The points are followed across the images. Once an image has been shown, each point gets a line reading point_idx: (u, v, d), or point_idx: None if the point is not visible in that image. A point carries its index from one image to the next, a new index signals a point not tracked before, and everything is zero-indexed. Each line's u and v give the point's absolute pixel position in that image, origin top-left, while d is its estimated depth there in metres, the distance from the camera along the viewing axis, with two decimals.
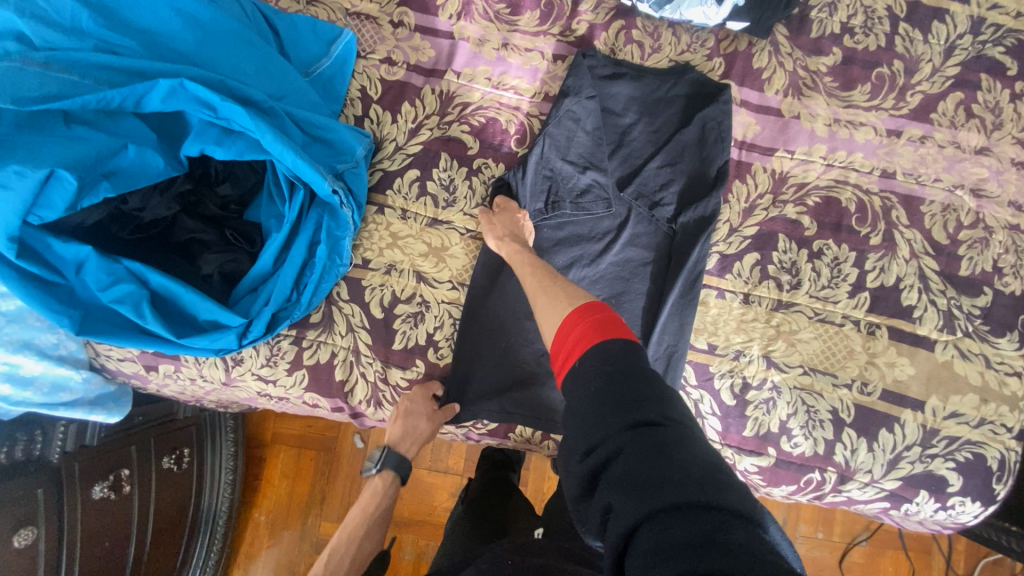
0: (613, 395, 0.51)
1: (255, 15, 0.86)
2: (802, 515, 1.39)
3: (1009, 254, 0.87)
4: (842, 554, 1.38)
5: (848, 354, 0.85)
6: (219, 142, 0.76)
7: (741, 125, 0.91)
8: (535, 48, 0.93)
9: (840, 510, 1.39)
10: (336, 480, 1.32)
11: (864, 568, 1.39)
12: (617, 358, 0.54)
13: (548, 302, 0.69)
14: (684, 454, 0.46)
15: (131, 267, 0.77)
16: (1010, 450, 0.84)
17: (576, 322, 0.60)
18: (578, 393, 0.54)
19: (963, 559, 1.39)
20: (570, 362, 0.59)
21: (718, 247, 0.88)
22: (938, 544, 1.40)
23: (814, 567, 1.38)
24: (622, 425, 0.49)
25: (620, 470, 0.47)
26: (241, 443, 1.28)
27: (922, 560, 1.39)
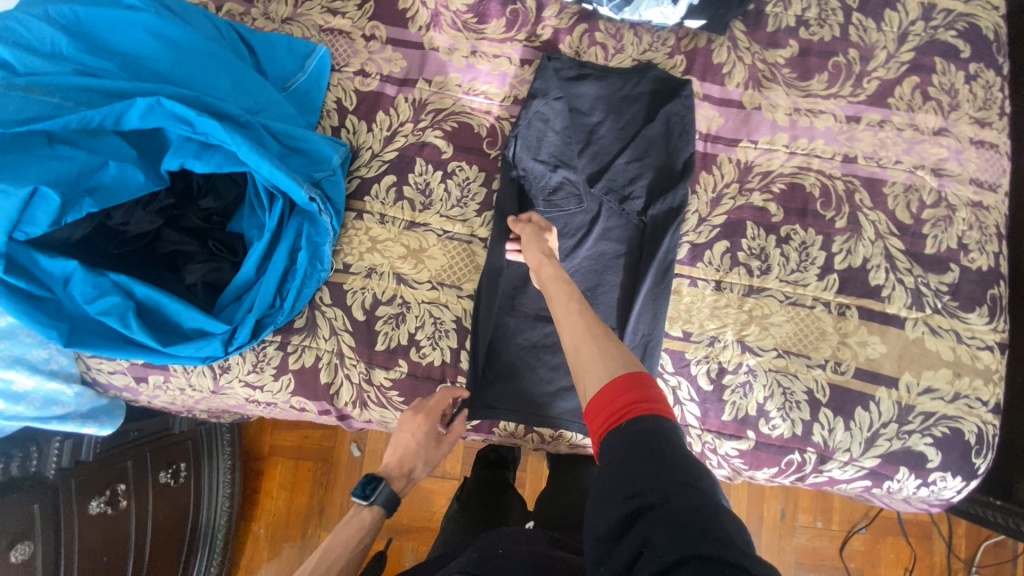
0: (663, 453, 0.52)
1: (231, 35, 0.90)
2: (800, 504, 1.39)
3: (973, 230, 0.89)
4: (842, 543, 1.38)
5: (821, 335, 0.87)
6: (198, 156, 0.79)
7: (705, 118, 0.94)
8: (502, 54, 0.97)
9: (837, 498, 1.39)
10: (335, 490, 1.32)
11: (865, 556, 1.38)
12: (669, 427, 0.55)
13: (594, 354, 0.65)
14: (727, 522, 0.47)
15: (117, 280, 0.80)
16: (988, 423, 0.85)
17: (629, 388, 0.58)
18: (624, 444, 0.54)
19: (964, 544, 1.38)
20: (618, 423, 0.57)
21: (689, 236, 0.91)
22: (939, 529, 1.39)
23: (816, 557, 1.37)
24: (673, 480, 0.50)
25: (664, 514, 0.47)
26: (237, 457, 1.29)
27: (923, 545, 1.38)
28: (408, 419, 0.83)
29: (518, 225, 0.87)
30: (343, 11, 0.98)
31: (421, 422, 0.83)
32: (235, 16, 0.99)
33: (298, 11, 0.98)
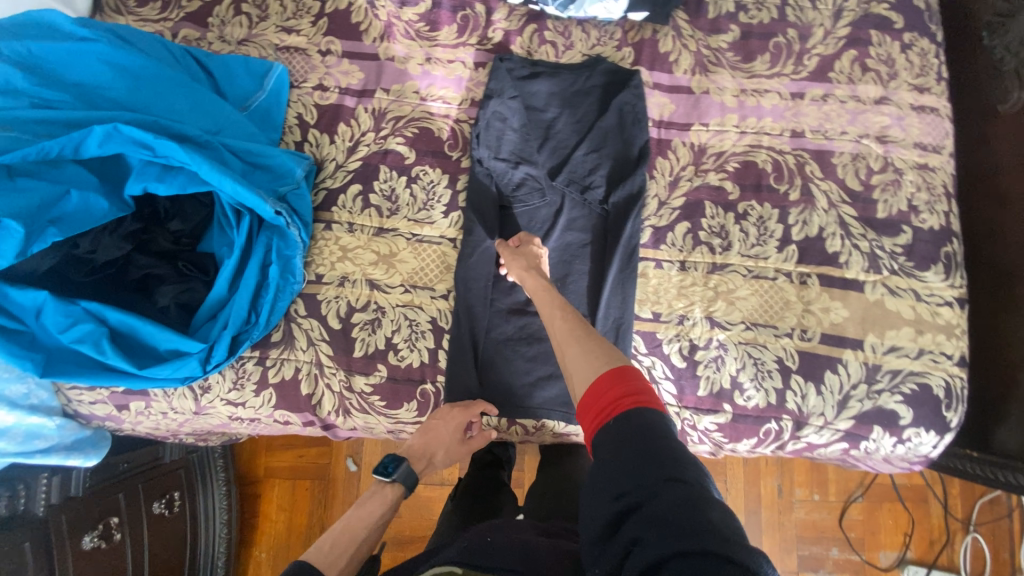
0: (649, 449, 0.52)
1: (188, 60, 0.92)
2: (795, 478, 1.33)
3: (922, 192, 0.93)
4: (841, 514, 1.32)
5: (785, 305, 0.89)
6: (160, 179, 0.81)
7: (657, 105, 0.97)
8: (456, 59, 1.00)
9: (832, 468, 1.33)
10: (333, 508, 1.32)
11: (865, 525, 1.32)
12: (655, 423, 0.55)
13: (575, 351, 0.68)
14: (712, 511, 0.47)
15: (88, 307, 0.80)
16: (954, 376, 0.88)
17: (614, 384, 0.59)
18: (612, 443, 0.55)
19: (960, 503, 1.32)
20: (607, 421, 0.58)
21: (650, 221, 0.93)
22: (935, 491, 1.32)
23: (816, 531, 1.31)
24: (659, 475, 0.50)
25: (653, 511, 0.48)
26: (233, 481, 1.26)
27: (920, 510, 1.32)
28: (444, 409, 0.87)
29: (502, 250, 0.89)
30: (298, 29, 1.01)
31: (457, 414, 0.86)
32: (192, 41, 1.01)
33: (253, 32, 1.01)
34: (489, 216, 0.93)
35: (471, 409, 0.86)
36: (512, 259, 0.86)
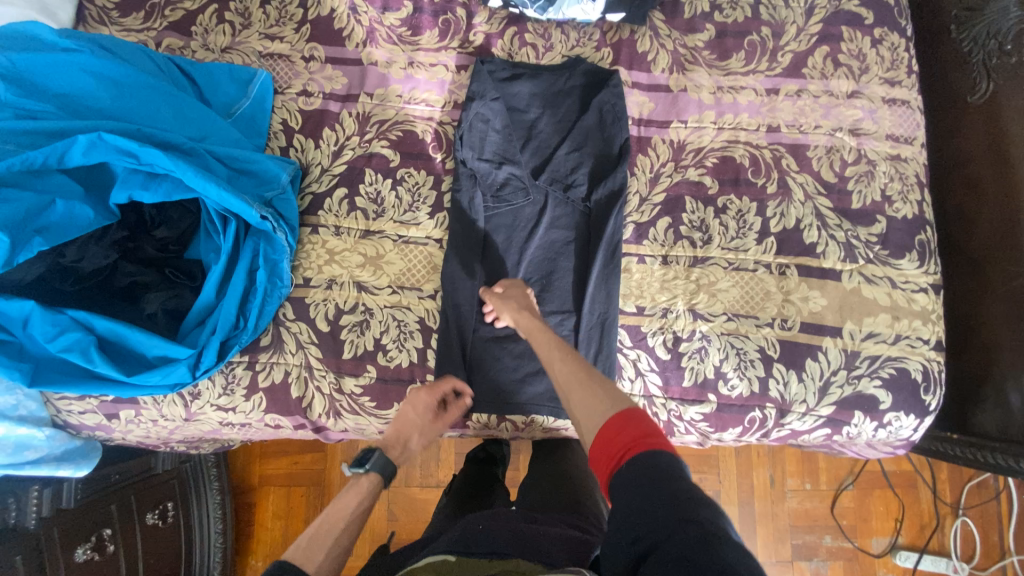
0: (661, 490, 0.51)
1: (170, 69, 0.93)
2: (786, 467, 1.33)
3: (895, 181, 0.95)
4: (832, 502, 1.32)
5: (766, 296, 0.91)
6: (145, 187, 0.81)
7: (637, 104, 0.99)
8: (439, 62, 1.01)
9: (823, 457, 1.34)
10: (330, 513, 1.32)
11: (855, 512, 1.33)
12: (665, 464, 0.53)
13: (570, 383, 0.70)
14: (729, 551, 0.45)
15: (76, 316, 0.81)
16: (931, 360, 0.90)
17: (621, 427, 0.59)
18: (625, 486, 0.54)
19: (949, 488, 1.34)
20: (619, 465, 0.57)
21: (633, 217, 0.95)
22: (923, 477, 1.34)
23: (809, 520, 1.32)
24: (672, 516, 0.48)
25: (667, 553, 0.46)
26: (227, 490, 1.27)
27: (910, 495, 1.33)
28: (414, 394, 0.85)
29: (489, 298, 0.88)
30: (281, 36, 1.02)
31: (424, 397, 0.84)
32: (175, 50, 1.02)
33: (236, 40, 1.02)
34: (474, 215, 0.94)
35: (437, 390, 0.84)
36: (502, 304, 0.86)
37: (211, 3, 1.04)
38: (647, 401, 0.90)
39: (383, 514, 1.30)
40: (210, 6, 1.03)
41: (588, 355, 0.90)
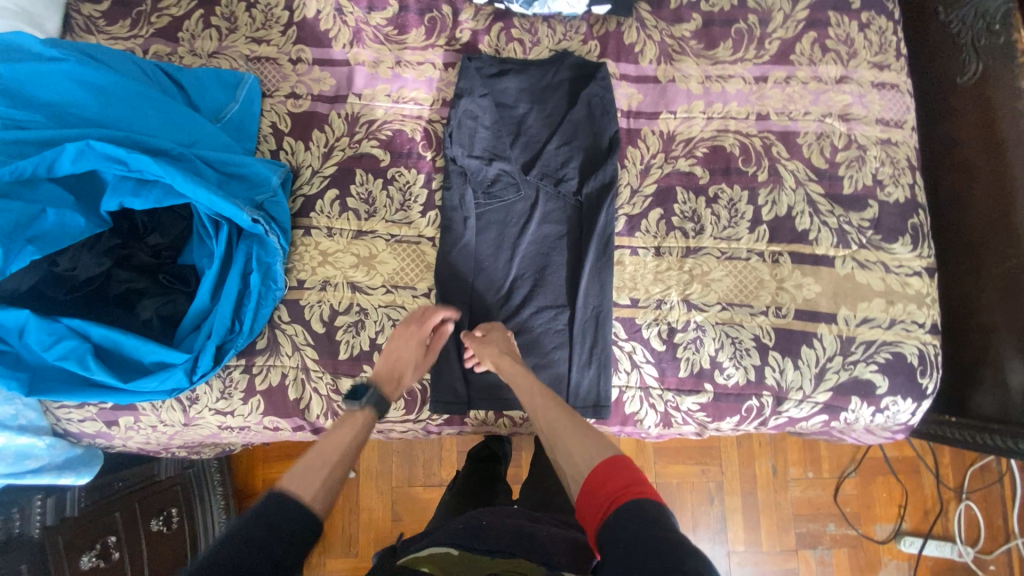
0: (650, 540, 0.53)
1: (158, 75, 0.93)
2: (788, 457, 1.34)
3: (886, 166, 0.95)
4: (834, 490, 1.32)
5: (759, 284, 0.91)
6: (135, 194, 0.82)
7: (625, 96, 0.99)
8: (426, 61, 1.01)
9: (824, 445, 1.34)
10: (334, 516, 1.31)
11: (858, 499, 1.33)
12: (652, 514, 0.56)
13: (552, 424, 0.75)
14: None
15: (71, 324, 0.81)
16: (927, 344, 0.90)
17: (611, 474, 0.62)
18: (615, 534, 0.56)
19: (952, 472, 1.33)
20: (609, 513, 0.59)
21: (624, 209, 0.95)
22: (925, 462, 1.34)
23: (812, 508, 1.32)
24: (661, 566, 0.50)
25: None
26: (231, 495, 1.27)
27: (912, 480, 1.33)
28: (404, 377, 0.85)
29: (467, 339, 0.88)
30: (268, 39, 1.02)
31: (414, 331, 0.85)
32: (162, 57, 1.02)
33: (223, 44, 1.02)
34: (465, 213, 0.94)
35: (425, 322, 0.86)
36: (482, 348, 0.85)
37: (197, 8, 1.04)
38: (644, 392, 0.90)
39: (387, 514, 1.31)
40: (196, 11, 1.03)
41: (584, 349, 0.90)
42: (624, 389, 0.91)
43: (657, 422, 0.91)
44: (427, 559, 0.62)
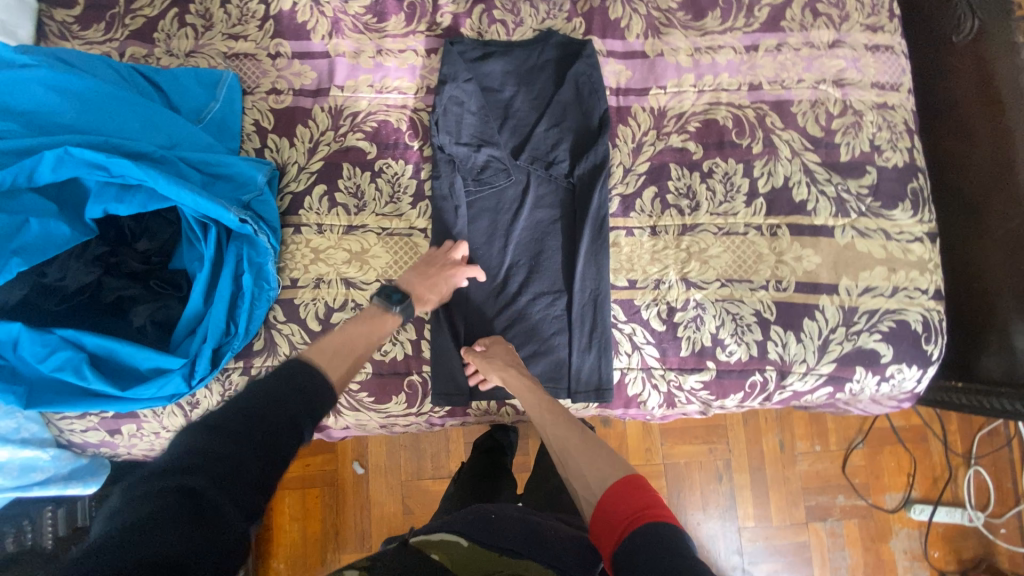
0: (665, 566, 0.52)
1: (136, 78, 0.91)
2: (796, 431, 1.33)
3: (883, 130, 0.93)
4: (843, 462, 1.32)
5: (758, 258, 0.90)
6: (119, 199, 0.80)
7: (613, 73, 0.97)
8: (407, 48, 0.99)
9: (831, 418, 1.33)
10: (346, 511, 1.31)
11: (867, 470, 1.32)
12: (667, 539, 0.56)
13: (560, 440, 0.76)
14: None
15: (65, 334, 0.80)
16: (931, 310, 0.89)
17: (626, 496, 0.62)
18: (630, 558, 0.56)
19: (960, 438, 1.33)
20: (623, 535, 0.59)
21: (618, 189, 0.93)
22: (933, 430, 1.33)
23: (821, 481, 1.32)
24: None
25: None
26: None
27: (921, 448, 1.33)
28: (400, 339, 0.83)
29: (468, 356, 0.87)
30: (245, 34, 1.00)
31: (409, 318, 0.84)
32: (139, 59, 1.00)
33: (200, 43, 1.00)
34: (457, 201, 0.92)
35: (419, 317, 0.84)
36: (487, 365, 0.85)
37: (171, 7, 1.01)
38: (645, 373, 0.90)
39: (398, 508, 1.31)
40: (170, 10, 1.01)
41: (583, 333, 0.89)
42: (626, 371, 0.90)
43: (661, 402, 0.91)
44: (436, 545, 0.62)
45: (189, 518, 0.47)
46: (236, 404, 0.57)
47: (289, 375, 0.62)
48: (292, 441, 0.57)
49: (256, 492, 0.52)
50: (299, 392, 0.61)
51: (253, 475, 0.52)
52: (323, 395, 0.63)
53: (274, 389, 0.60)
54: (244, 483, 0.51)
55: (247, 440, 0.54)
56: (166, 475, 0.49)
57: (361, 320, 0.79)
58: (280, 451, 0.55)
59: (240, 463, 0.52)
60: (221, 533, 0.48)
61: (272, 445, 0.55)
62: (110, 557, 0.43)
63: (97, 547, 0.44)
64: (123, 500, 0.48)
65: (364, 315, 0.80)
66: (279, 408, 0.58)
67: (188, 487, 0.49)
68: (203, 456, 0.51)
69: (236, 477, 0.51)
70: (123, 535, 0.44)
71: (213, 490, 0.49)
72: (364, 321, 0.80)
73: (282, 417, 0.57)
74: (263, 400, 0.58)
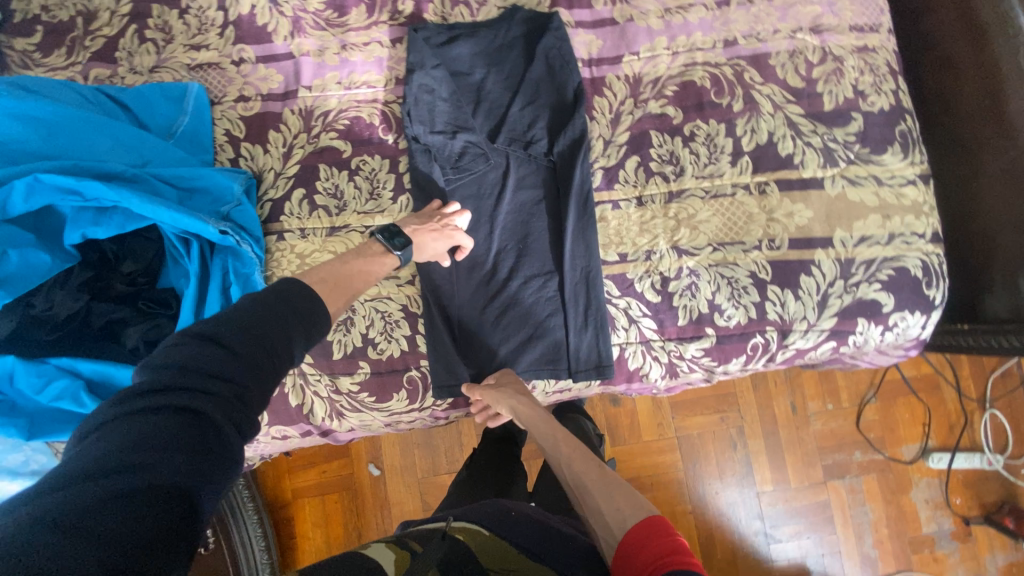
0: None
1: (101, 99, 0.90)
2: (806, 391, 1.32)
3: (865, 74, 0.90)
4: (856, 418, 1.31)
5: (749, 219, 0.88)
6: (96, 223, 0.80)
7: (584, 44, 0.95)
8: (372, 40, 0.97)
9: (840, 375, 1.32)
10: (366, 513, 1.32)
11: (882, 424, 1.31)
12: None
13: (580, 469, 0.75)
14: None
15: (59, 363, 0.81)
16: (930, 254, 0.87)
17: (650, 539, 0.59)
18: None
19: (973, 383, 1.31)
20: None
21: (600, 162, 0.92)
22: (945, 377, 1.31)
23: (835, 439, 1.31)
24: None
25: None
26: (262, 509, 1.30)
27: (934, 397, 1.31)
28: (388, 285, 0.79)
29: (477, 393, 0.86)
30: (206, 44, 0.98)
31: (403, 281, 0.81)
32: (104, 80, 0.98)
33: (163, 57, 0.98)
34: (437, 191, 0.91)
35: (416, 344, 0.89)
36: (499, 395, 0.84)
37: (130, 23, 0.99)
38: (644, 346, 0.89)
39: (416, 506, 1.31)
40: (130, 27, 0.99)
41: (578, 312, 0.88)
42: (624, 346, 0.89)
43: (663, 373, 0.90)
44: (460, 530, 0.64)
45: (186, 437, 0.44)
46: (226, 321, 0.53)
47: (281, 294, 0.57)
48: (287, 363, 0.54)
49: (251, 413, 0.50)
50: (293, 311, 0.56)
51: (250, 395, 0.50)
52: (320, 317, 0.59)
53: (269, 306, 0.55)
54: (239, 405, 0.49)
55: (240, 361, 0.50)
56: (156, 395, 0.46)
57: (364, 258, 0.73)
58: (275, 373, 0.53)
59: (234, 384, 0.49)
60: (219, 450, 0.46)
61: (267, 367, 0.52)
62: (104, 480, 0.40)
63: (86, 464, 0.41)
64: (110, 419, 0.45)
65: (366, 253, 0.74)
66: (274, 328, 0.54)
67: (181, 407, 0.46)
68: (194, 375, 0.48)
69: (230, 398, 0.49)
70: (115, 455, 0.41)
71: (207, 411, 0.46)
72: (365, 257, 0.73)
73: (276, 337, 0.54)
74: (254, 318, 0.53)
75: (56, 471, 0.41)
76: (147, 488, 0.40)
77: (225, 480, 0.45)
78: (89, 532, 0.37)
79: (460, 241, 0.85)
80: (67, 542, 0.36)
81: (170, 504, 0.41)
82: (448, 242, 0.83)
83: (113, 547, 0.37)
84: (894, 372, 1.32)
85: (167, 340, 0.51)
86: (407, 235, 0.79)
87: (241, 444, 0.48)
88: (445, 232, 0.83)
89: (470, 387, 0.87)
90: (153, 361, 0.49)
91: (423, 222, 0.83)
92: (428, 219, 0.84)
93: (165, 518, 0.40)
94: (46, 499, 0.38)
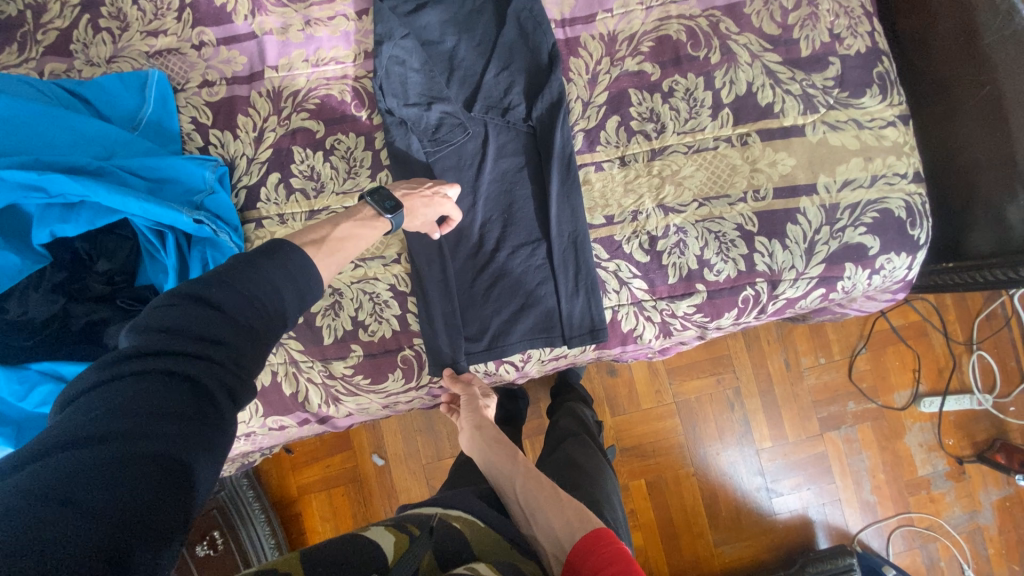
0: None
1: (57, 91, 0.85)
2: (798, 347, 1.33)
3: (841, 18, 0.89)
4: (849, 369, 1.33)
5: (732, 171, 0.88)
6: (64, 220, 0.77)
7: (555, 4, 0.93)
8: (336, 14, 0.93)
9: (831, 328, 1.34)
10: (374, 502, 1.31)
11: (874, 373, 1.33)
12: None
13: (536, 488, 0.75)
14: None
15: (42, 367, 0.79)
16: (913, 194, 0.87)
17: (592, 548, 0.62)
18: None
19: (960, 326, 1.33)
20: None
21: (580, 125, 0.90)
22: (933, 323, 1.33)
23: (829, 392, 1.33)
24: None
25: None
26: (270, 508, 1.30)
27: (923, 343, 1.33)
28: None
29: (456, 383, 0.89)
30: (163, 29, 0.94)
31: None
32: (60, 75, 0.94)
33: (119, 46, 0.94)
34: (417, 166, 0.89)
35: (407, 331, 0.89)
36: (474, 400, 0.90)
37: (82, 13, 0.95)
38: (637, 307, 0.88)
39: (423, 487, 1.31)
40: (82, 17, 0.95)
41: (568, 277, 0.87)
42: (617, 308, 0.89)
43: (657, 333, 0.90)
44: (456, 518, 0.66)
45: (182, 401, 0.44)
46: (215, 282, 0.51)
47: (269, 254, 0.56)
48: (280, 327, 0.54)
49: (246, 378, 0.49)
50: (284, 271, 0.55)
51: (241, 358, 0.49)
52: (313, 286, 0.58)
53: (256, 265, 0.54)
54: (234, 370, 0.48)
55: (232, 325, 0.50)
56: (147, 359, 0.46)
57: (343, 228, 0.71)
58: (269, 337, 0.53)
59: (229, 350, 0.49)
60: (212, 416, 0.45)
61: (259, 331, 0.52)
62: (95, 447, 0.39)
63: (75, 431, 0.40)
64: (103, 383, 0.44)
65: (355, 217, 0.71)
66: (265, 289, 0.53)
67: (173, 373, 0.45)
68: (184, 341, 0.47)
69: (225, 364, 0.48)
70: (108, 421, 0.41)
71: (201, 376, 0.46)
72: (356, 223, 0.71)
73: (266, 297, 0.53)
74: (244, 280, 0.52)
75: (46, 438, 0.40)
76: (142, 456, 0.39)
77: (221, 447, 0.45)
78: (84, 500, 0.36)
79: (450, 212, 0.83)
80: (61, 514, 0.35)
81: (167, 469, 0.40)
82: (434, 215, 0.81)
83: (107, 519, 0.36)
84: (884, 320, 1.33)
85: (155, 301, 0.50)
86: (398, 200, 0.76)
87: (236, 410, 0.48)
88: (433, 200, 0.80)
89: (454, 375, 0.88)
90: (139, 325, 0.48)
91: (414, 188, 0.80)
92: (418, 185, 0.81)
93: (161, 481, 0.39)
94: (40, 467, 0.37)
